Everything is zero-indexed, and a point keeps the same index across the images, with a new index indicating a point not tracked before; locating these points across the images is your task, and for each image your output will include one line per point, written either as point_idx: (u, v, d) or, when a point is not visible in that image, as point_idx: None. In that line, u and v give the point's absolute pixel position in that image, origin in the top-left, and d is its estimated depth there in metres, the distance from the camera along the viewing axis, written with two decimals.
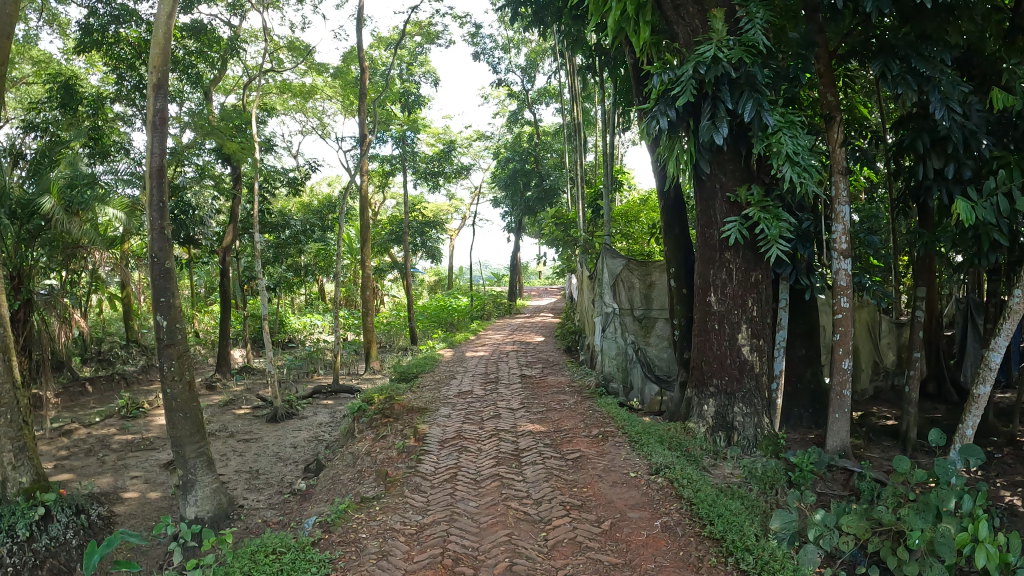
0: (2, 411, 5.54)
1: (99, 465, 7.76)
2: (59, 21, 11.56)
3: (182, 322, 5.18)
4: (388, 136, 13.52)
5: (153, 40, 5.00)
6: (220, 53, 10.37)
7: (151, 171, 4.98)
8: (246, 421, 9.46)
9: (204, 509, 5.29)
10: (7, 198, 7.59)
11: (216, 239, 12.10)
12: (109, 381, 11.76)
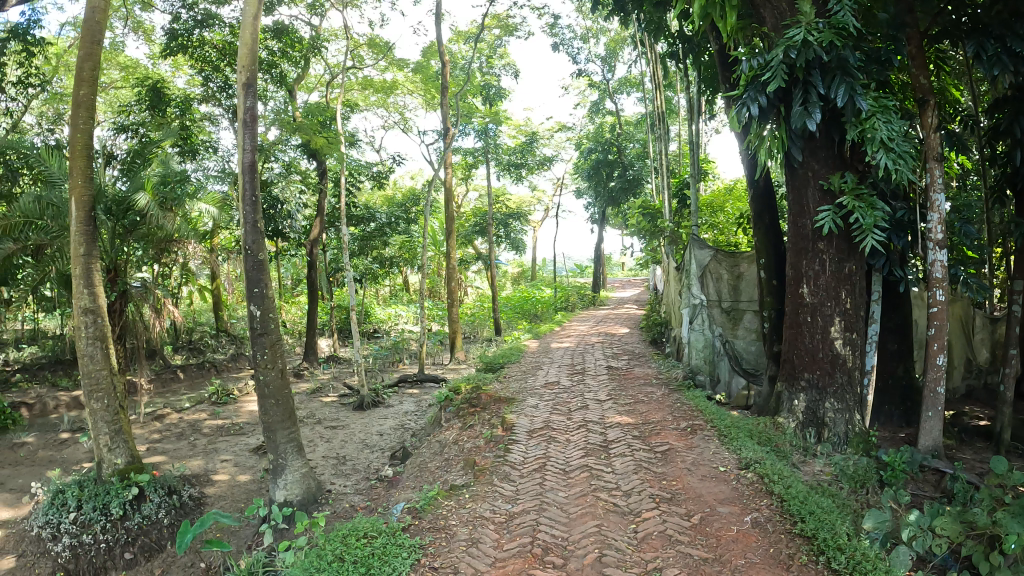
0: (99, 396, 5.86)
1: (190, 448, 8.13)
2: (144, 28, 12.12)
3: (274, 312, 5.35)
4: (472, 129, 13.62)
5: (240, 41, 5.20)
6: (301, 53, 10.66)
7: (242, 167, 5.16)
8: (334, 408, 9.77)
9: (293, 492, 5.47)
10: (103, 196, 8.09)
11: (304, 232, 12.47)
12: (199, 368, 12.31)
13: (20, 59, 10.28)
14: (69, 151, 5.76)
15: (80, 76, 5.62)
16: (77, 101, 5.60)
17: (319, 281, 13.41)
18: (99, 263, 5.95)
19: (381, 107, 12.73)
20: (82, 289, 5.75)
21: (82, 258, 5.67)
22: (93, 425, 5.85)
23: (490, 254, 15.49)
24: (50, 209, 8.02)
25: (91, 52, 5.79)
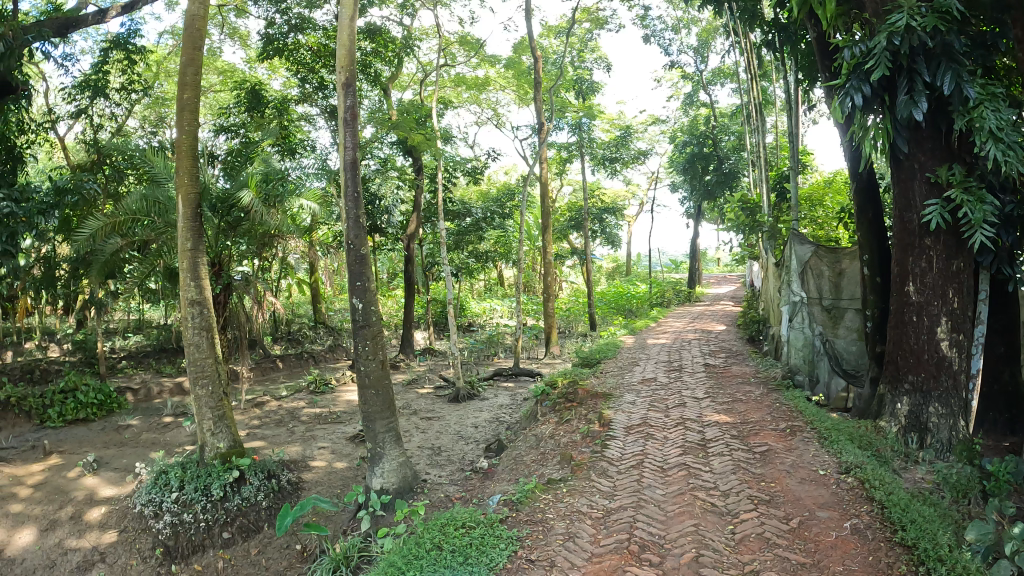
0: (205, 382, 6.17)
1: (290, 434, 8.49)
2: (239, 34, 12.71)
3: (376, 305, 5.53)
4: (566, 124, 13.61)
5: (338, 42, 5.38)
6: (395, 52, 10.91)
7: (344, 164, 5.35)
8: (429, 399, 10.01)
9: (390, 480, 5.61)
10: (206, 193, 8.91)
11: (401, 227, 12.82)
12: (298, 358, 12.83)
13: (123, 67, 10.99)
14: (175, 152, 6.10)
15: (185, 81, 5.94)
16: (182, 105, 5.93)
17: (415, 275, 13.72)
18: (204, 257, 6.28)
19: (473, 104, 12.95)
20: (189, 282, 6.08)
21: (189, 252, 6.00)
22: (198, 410, 6.18)
23: (586, 249, 15.47)
24: (156, 207, 8.54)
25: (193, 57, 6.13)
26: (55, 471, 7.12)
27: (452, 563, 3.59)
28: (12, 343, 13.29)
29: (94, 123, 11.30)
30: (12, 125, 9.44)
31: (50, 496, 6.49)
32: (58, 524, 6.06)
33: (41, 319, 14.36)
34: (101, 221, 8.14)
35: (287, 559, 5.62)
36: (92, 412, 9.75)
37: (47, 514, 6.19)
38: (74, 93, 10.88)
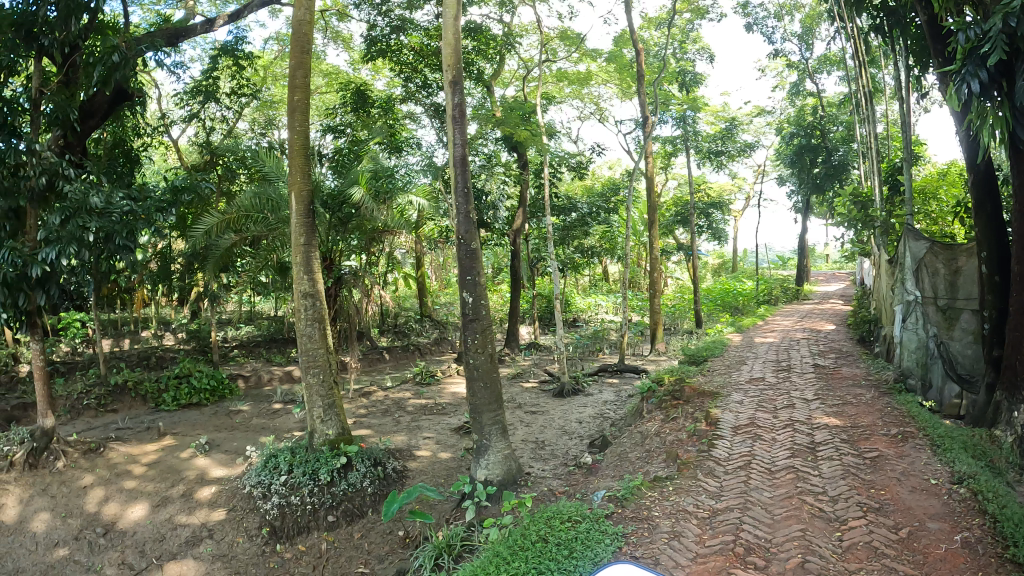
0: (316, 371, 6.52)
1: (397, 424, 8.83)
2: (342, 37, 13.23)
3: (486, 299, 5.72)
4: (670, 117, 13.44)
5: (444, 42, 5.60)
6: (497, 49, 11.12)
7: (455, 161, 5.60)
8: (534, 394, 10.19)
9: (494, 473, 5.77)
10: (320, 191, 9.24)
11: (507, 223, 13.08)
12: (404, 350, 13.36)
13: (232, 72, 11.67)
14: (288, 151, 6.42)
15: (295, 83, 6.27)
16: (294, 106, 6.25)
17: (521, 271, 13.92)
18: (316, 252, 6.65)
19: (576, 98, 13.00)
20: (302, 275, 6.43)
21: (302, 248, 6.32)
22: (309, 398, 6.54)
23: (693, 244, 15.25)
24: (270, 204, 8.95)
25: (302, 62, 6.43)
26: (170, 451, 7.73)
27: (556, 556, 3.76)
28: (133, 331, 14.35)
29: (205, 126, 12.08)
30: (127, 129, 10.25)
31: (164, 474, 7.08)
32: (169, 501, 6.63)
33: (158, 309, 15.41)
34: (217, 217, 8.65)
35: (388, 544, 5.96)
36: (204, 397, 10.39)
37: (159, 491, 6.77)
38: (186, 98, 11.67)
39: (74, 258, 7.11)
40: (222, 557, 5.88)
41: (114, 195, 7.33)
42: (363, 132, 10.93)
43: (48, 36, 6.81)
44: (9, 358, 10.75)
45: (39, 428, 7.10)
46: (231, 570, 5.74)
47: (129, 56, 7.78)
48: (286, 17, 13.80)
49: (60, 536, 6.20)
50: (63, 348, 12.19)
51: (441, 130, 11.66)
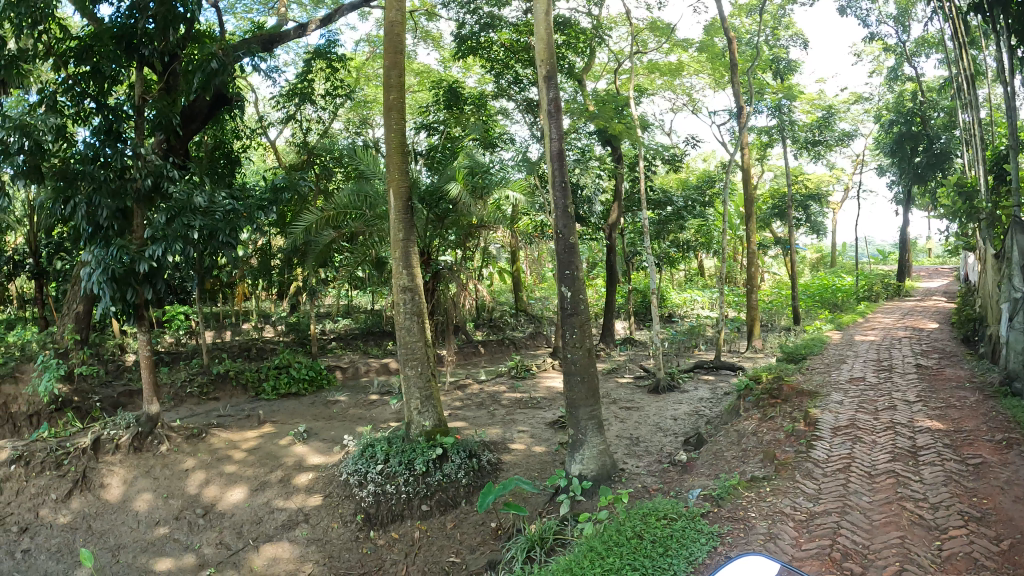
0: (415, 364, 6.67)
1: (491, 417, 8.95)
2: (433, 37, 13.46)
3: (585, 293, 5.73)
4: (764, 107, 13.00)
5: (537, 38, 5.73)
6: (586, 42, 11.05)
7: (551, 155, 5.70)
8: (629, 389, 10.13)
9: (589, 467, 5.81)
10: (417, 187, 9.75)
11: (603, 217, 12.99)
12: (499, 345, 13.67)
13: (327, 74, 12.07)
14: (387, 150, 6.59)
15: (390, 83, 6.43)
16: (389, 105, 6.39)
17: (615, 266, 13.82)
18: (415, 246, 6.76)
19: (668, 90, 12.79)
20: (402, 270, 6.61)
21: (401, 243, 6.52)
22: (407, 389, 6.71)
23: (791, 238, 14.73)
24: (367, 200, 9.34)
25: (395, 60, 6.63)
26: (269, 438, 8.09)
27: (652, 553, 3.88)
28: (234, 323, 15.06)
29: (301, 127, 12.54)
30: (228, 132, 10.77)
31: (263, 460, 7.42)
32: (267, 486, 6.95)
33: (258, 302, 16.11)
34: (316, 215, 9.08)
35: (481, 534, 6.01)
36: (302, 388, 10.91)
37: (258, 476, 7.12)
38: (282, 101, 12.19)
39: (178, 254, 7.57)
40: (316, 541, 6.16)
41: (217, 195, 7.98)
42: (456, 129, 11.21)
43: (148, 47, 7.27)
44: (118, 348, 11.47)
45: (144, 414, 7.55)
46: (324, 554, 6.00)
47: (227, 62, 8.28)
48: (377, 19, 14.17)
49: (160, 516, 6.60)
50: (168, 339, 12.96)
51: (534, 125, 11.68)
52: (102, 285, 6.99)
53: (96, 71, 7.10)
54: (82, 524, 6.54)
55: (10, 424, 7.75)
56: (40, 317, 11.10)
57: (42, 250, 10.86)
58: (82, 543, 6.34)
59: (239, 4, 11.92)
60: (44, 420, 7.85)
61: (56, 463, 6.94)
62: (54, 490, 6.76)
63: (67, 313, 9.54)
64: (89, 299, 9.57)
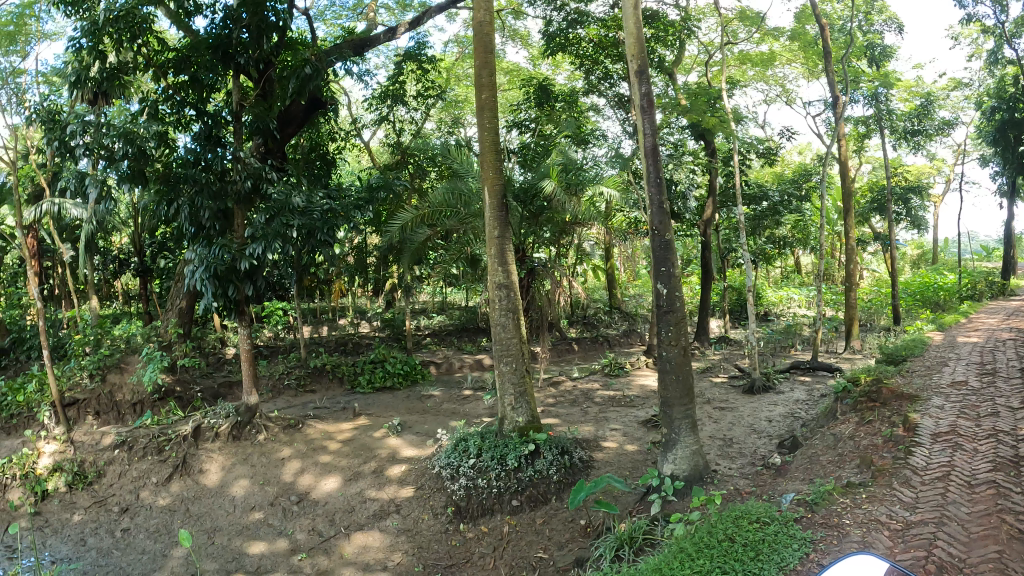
0: (509, 360, 6.78)
1: (584, 414, 8.91)
2: (520, 35, 13.52)
3: (681, 291, 5.62)
4: (859, 96, 12.39)
5: (626, 34, 5.69)
6: (675, 35, 10.81)
7: (646, 151, 5.66)
8: (724, 389, 9.91)
9: (681, 467, 5.72)
10: (512, 184, 9.83)
11: (698, 213, 12.67)
12: (593, 342, 13.73)
13: (419, 76, 12.31)
14: (481, 150, 6.71)
15: (482, 82, 6.52)
16: (481, 105, 6.50)
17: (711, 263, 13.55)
18: (510, 243, 6.88)
19: (760, 81, 12.40)
20: (498, 267, 6.71)
21: (496, 241, 6.62)
22: (501, 385, 6.83)
23: (891, 233, 13.98)
24: (461, 198, 9.46)
25: (485, 60, 6.71)
26: (363, 430, 8.34)
27: (743, 556, 3.84)
28: (331, 318, 15.58)
29: (394, 128, 12.83)
30: (324, 134, 11.17)
31: (357, 452, 7.65)
32: (360, 476, 7.19)
33: (355, 298, 16.61)
34: (410, 214, 9.31)
35: (570, 531, 5.91)
36: (398, 381, 11.14)
37: (352, 467, 7.37)
38: (375, 103, 12.53)
39: (277, 253, 7.78)
40: (407, 531, 6.30)
41: (315, 195, 8.11)
42: (549, 127, 11.23)
43: (244, 56, 7.57)
44: (218, 341, 12.07)
45: (244, 404, 7.95)
46: (414, 545, 6.11)
47: (320, 67, 8.58)
48: (463, 19, 14.36)
49: (257, 501, 6.94)
50: (268, 333, 13.56)
51: (625, 121, 11.52)
52: (205, 281, 7.39)
53: (194, 80, 7.55)
54: (180, 506, 6.93)
55: (115, 411, 8.27)
56: (145, 312, 11.81)
57: (146, 249, 11.61)
58: (179, 523, 6.70)
59: (328, 11, 12.30)
60: (146, 408, 8.35)
61: (158, 449, 7.42)
62: (155, 473, 7.23)
63: (172, 308, 10.13)
64: (191, 295, 10.08)
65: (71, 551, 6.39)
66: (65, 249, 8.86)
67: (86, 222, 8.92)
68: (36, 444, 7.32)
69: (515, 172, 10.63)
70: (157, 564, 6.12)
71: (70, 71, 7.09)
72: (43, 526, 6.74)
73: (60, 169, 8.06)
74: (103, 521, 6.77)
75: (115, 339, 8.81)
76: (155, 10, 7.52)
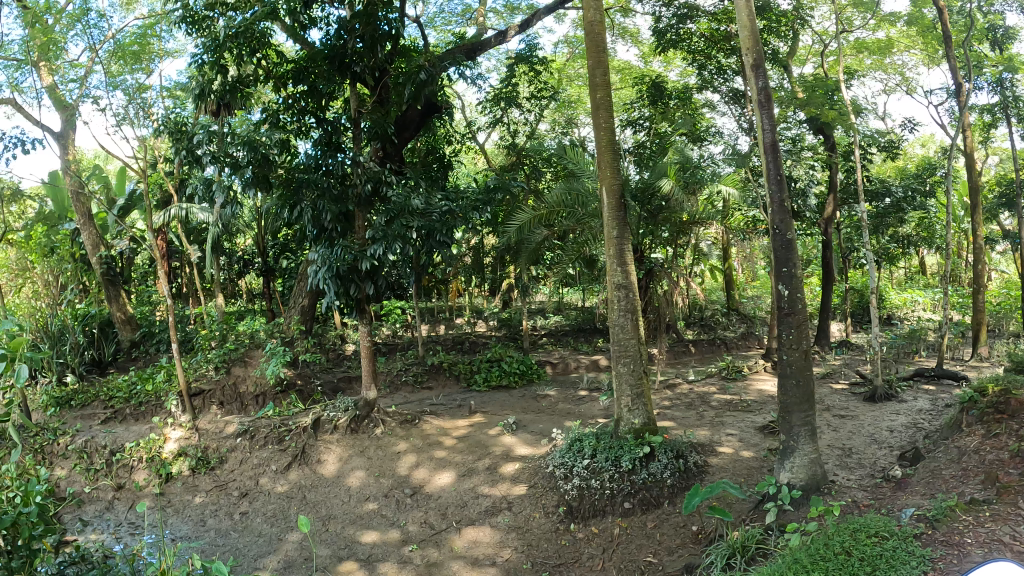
0: (627, 360, 6.62)
1: (699, 418, 8.69)
2: (630, 32, 13.38)
3: (803, 291, 5.37)
4: (984, 83, 11.51)
5: (739, 28, 5.50)
6: (787, 24, 10.39)
7: (765, 147, 5.44)
8: (844, 396, 9.42)
9: (798, 476, 5.44)
10: (632, 184, 9.72)
11: (818, 211, 12.08)
12: (711, 344, 13.39)
13: (531, 77, 12.42)
14: (599, 151, 6.68)
15: (596, 82, 6.51)
16: (596, 105, 6.47)
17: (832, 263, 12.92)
18: (629, 243, 6.73)
19: (878, 70, 11.73)
20: (616, 267, 6.60)
21: (615, 241, 6.51)
22: (618, 386, 6.66)
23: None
24: (579, 199, 9.48)
25: (598, 60, 6.68)
26: (478, 428, 8.49)
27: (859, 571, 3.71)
28: (448, 317, 15.94)
29: (508, 130, 12.93)
30: (441, 139, 11.48)
31: (472, 448, 7.81)
32: (474, 472, 7.33)
33: (472, 298, 16.91)
34: (528, 214, 9.36)
35: (681, 537, 5.71)
36: (513, 380, 11.27)
37: (467, 463, 7.53)
38: (488, 106, 12.70)
39: (397, 253, 8.08)
40: (517, 529, 6.39)
41: (433, 197, 8.39)
42: (663, 125, 11.03)
43: (359, 64, 7.94)
44: (339, 339, 12.55)
45: (363, 399, 8.31)
46: (524, 542, 6.20)
47: (433, 72, 8.68)
48: (572, 19, 14.38)
49: (371, 492, 7.24)
50: (387, 331, 14.05)
51: (741, 116, 11.12)
52: (328, 281, 7.84)
53: (313, 89, 7.91)
54: (297, 494, 7.33)
55: (239, 402, 8.81)
56: (268, 309, 12.47)
57: (268, 250, 12.32)
58: (296, 510, 7.10)
59: (438, 17, 12.63)
60: (268, 400, 8.82)
61: (278, 438, 7.88)
62: (275, 461, 7.68)
63: (295, 306, 10.67)
64: (313, 293, 10.60)
65: (191, 530, 6.87)
66: (193, 250, 9.56)
67: (211, 224, 9.81)
68: (163, 430, 7.96)
69: (631, 173, 10.53)
70: (273, 546, 6.50)
71: (195, 85, 7.65)
72: (166, 506, 7.28)
73: (187, 176, 8.65)
74: (223, 504, 7.25)
75: (240, 334, 9.40)
76: (275, 25, 7.98)
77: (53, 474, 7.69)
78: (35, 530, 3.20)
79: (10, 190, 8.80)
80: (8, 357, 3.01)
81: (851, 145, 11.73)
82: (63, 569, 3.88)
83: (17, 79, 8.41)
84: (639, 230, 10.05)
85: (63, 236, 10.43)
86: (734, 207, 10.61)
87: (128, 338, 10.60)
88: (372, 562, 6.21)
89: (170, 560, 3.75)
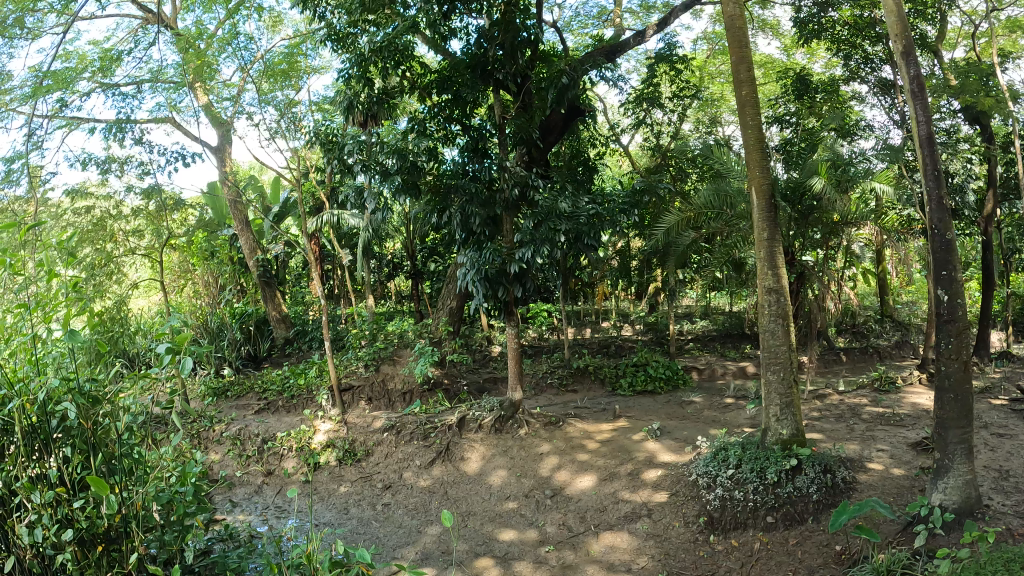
0: (777, 368, 6.29)
1: (849, 431, 8.13)
2: (769, 24, 12.80)
3: (964, 297, 4.89)
4: None
5: (885, 14, 5.09)
6: (935, 7, 9.57)
7: (919, 140, 4.99)
8: (1004, 412, 8.52)
9: (951, 498, 4.98)
10: (782, 183, 9.32)
11: (976, 209, 11.05)
12: (863, 353, 12.50)
13: (671, 77, 12.16)
14: (745, 149, 6.41)
15: (739, 79, 6.25)
16: (741, 103, 6.19)
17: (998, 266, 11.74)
18: (780, 247, 6.39)
19: None
20: (767, 270, 6.27)
21: (765, 243, 6.20)
22: (767, 395, 6.37)
23: None
24: (727, 200, 9.13)
25: (741, 55, 6.42)
26: (623, 433, 8.40)
27: None
28: (593, 320, 15.87)
29: (650, 132, 12.66)
30: (585, 143, 11.49)
31: (615, 453, 7.74)
32: (616, 477, 7.27)
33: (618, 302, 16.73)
34: (674, 216, 9.15)
35: (823, 556, 5.35)
36: (658, 386, 11.03)
37: (609, 467, 7.47)
38: (631, 107, 12.54)
39: (545, 257, 8.18)
40: (656, 536, 6.26)
41: (580, 200, 8.37)
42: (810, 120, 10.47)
43: (501, 71, 8.10)
44: (486, 339, 12.88)
45: (507, 399, 8.48)
46: (662, 551, 6.08)
47: (575, 75, 8.67)
48: (710, 15, 13.96)
49: (511, 492, 7.37)
50: (531, 334, 14.22)
51: (893, 107, 10.34)
52: (477, 284, 8.08)
53: (457, 97, 8.15)
54: (439, 489, 7.59)
55: (387, 398, 9.23)
56: (416, 310, 12.95)
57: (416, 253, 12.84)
58: (436, 504, 7.35)
59: (574, 21, 12.67)
60: (415, 398, 9.14)
61: (424, 435, 8.21)
62: (419, 457, 8.00)
63: (444, 307, 11.02)
64: (460, 295, 10.90)
65: (335, 517, 7.30)
66: (344, 253, 10.14)
67: (361, 229, 10.38)
68: (314, 422, 8.56)
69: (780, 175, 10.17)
70: (412, 538, 6.77)
71: (343, 99, 8.14)
72: (314, 493, 7.78)
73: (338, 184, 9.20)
74: (366, 494, 7.65)
75: (390, 334, 9.84)
76: (417, 38, 8.31)
77: (209, 458, 8.38)
78: (189, 508, 3.56)
79: (173, 200, 9.80)
80: (173, 350, 3.26)
81: (1011, 133, 10.63)
82: (213, 544, 4.18)
83: (176, 99, 9.28)
84: (789, 232, 9.60)
85: (223, 240, 11.40)
86: (891, 207, 9.88)
87: (283, 335, 11.46)
88: (508, 560, 6.32)
89: (309, 543, 3.99)
